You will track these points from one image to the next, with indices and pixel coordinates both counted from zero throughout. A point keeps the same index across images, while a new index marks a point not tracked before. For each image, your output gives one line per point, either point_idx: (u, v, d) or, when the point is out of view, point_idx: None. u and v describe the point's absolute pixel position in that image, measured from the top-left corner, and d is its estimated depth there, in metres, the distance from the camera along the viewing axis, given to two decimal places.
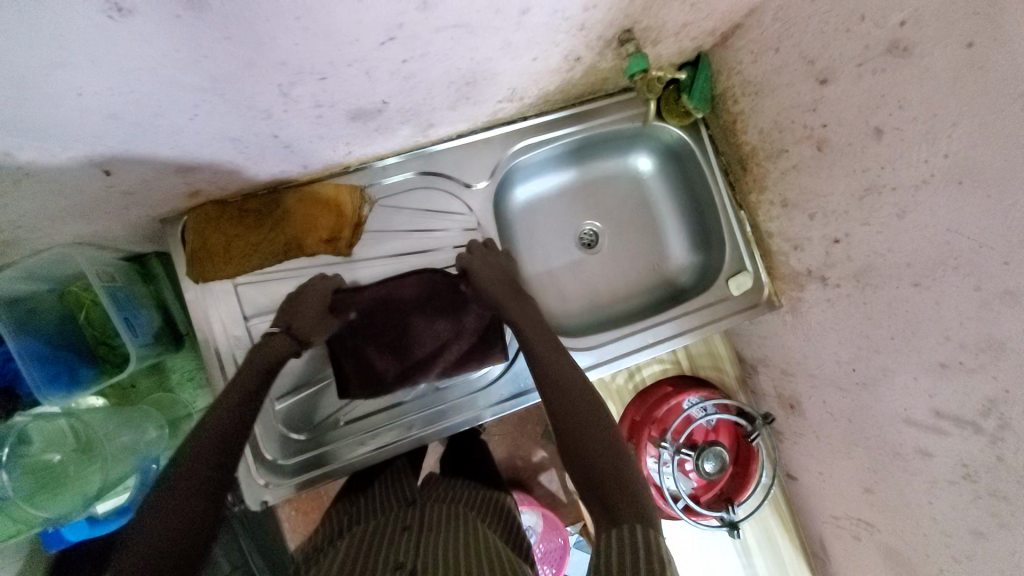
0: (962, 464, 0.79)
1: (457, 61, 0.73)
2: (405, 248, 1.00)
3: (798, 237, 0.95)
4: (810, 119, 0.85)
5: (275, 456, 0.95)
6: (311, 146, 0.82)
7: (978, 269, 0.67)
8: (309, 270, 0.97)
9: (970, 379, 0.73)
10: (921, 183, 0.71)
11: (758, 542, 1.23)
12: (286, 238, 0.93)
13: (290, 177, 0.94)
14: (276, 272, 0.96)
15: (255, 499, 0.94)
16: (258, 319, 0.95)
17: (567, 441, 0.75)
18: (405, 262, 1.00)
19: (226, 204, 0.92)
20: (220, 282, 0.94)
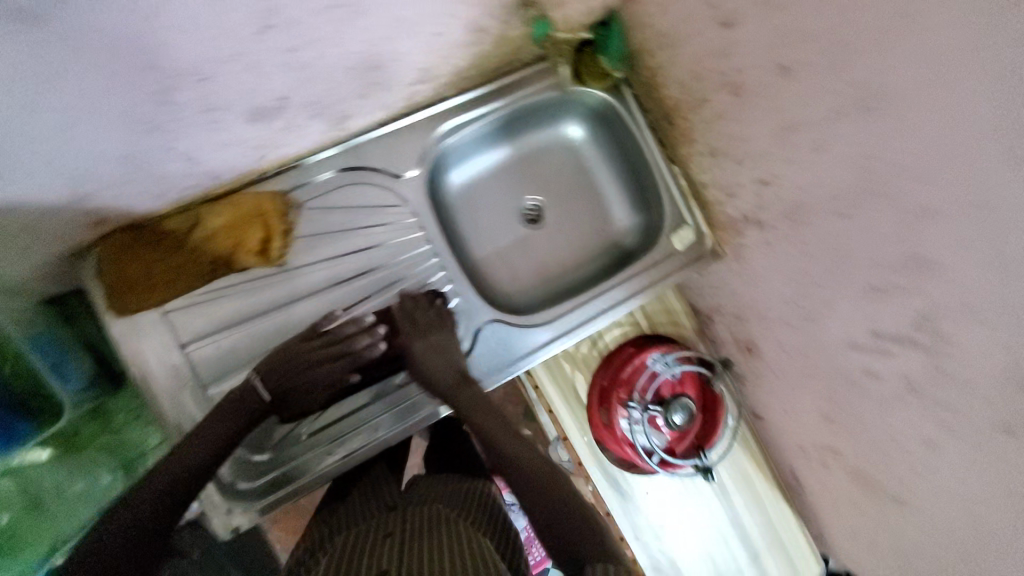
0: (906, 380, 0.82)
1: (352, 44, 0.70)
2: (341, 250, 0.95)
3: (730, 183, 0.96)
4: (723, 64, 0.85)
5: (237, 481, 0.90)
6: (215, 155, 0.77)
7: (893, 190, 0.68)
8: (241, 287, 0.91)
9: (901, 298, 0.75)
10: (831, 113, 0.72)
11: (736, 484, 1.27)
12: (211, 256, 0.88)
13: (205, 192, 0.89)
14: (205, 294, 0.89)
15: (224, 526, 0.90)
16: (195, 345, 0.88)
17: (529, 511, 0.82)
18: (344, 264, 0.95)
19: (142, 230, 0.86)
20: (147, 314, 0.87)
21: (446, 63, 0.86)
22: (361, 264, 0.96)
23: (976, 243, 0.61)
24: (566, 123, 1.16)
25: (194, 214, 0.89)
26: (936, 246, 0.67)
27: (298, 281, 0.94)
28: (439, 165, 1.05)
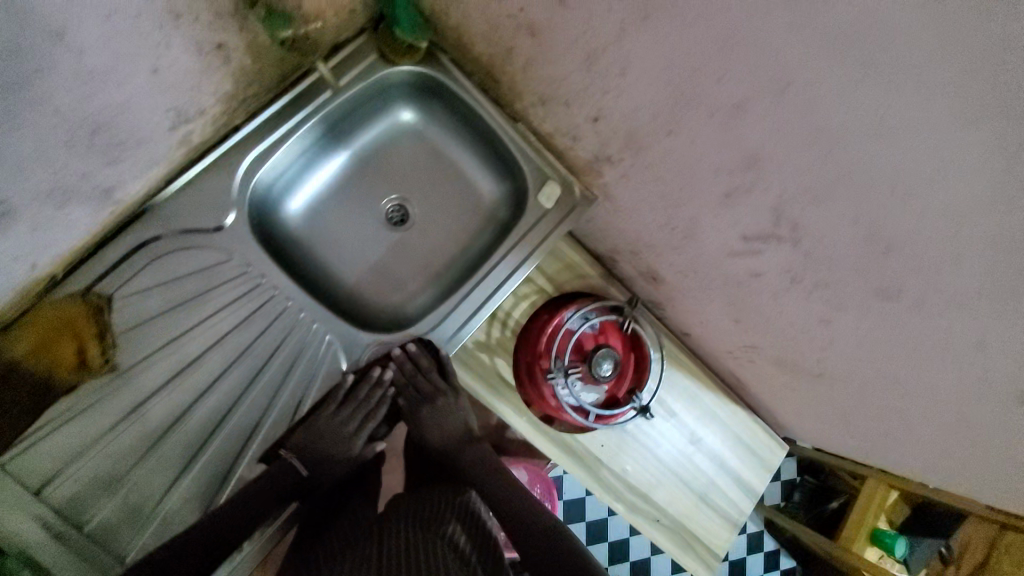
0: (785, 272, 0.82)
1: (56, 126, 0.57)
2: (177, 331, 0.82)
3: (570, 127, 0.90)
4: (509, 7, 0.76)
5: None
6: None
7: (705, 95, 0.64)
8: (75, 412, 0.78)
9: (751, 199, 0.73)
10: (621, 33, 0.65)
11: (684, 405, 1.28)
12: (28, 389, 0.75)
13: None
14: (35, 436, 0.76)
15: None
16: (47, 493, 0.76)
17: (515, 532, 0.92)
18: (187, 345, 0.82)
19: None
20: None
21: (212, 93, 0.74)
22: (210, 337, 0.83)
23: (793, 125, 0.58)
24: (396, 109, 1.05)
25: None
26: (761, 140, 0.63)
27: (140, 381, 0.80)
28: (265, 203, 0.92)
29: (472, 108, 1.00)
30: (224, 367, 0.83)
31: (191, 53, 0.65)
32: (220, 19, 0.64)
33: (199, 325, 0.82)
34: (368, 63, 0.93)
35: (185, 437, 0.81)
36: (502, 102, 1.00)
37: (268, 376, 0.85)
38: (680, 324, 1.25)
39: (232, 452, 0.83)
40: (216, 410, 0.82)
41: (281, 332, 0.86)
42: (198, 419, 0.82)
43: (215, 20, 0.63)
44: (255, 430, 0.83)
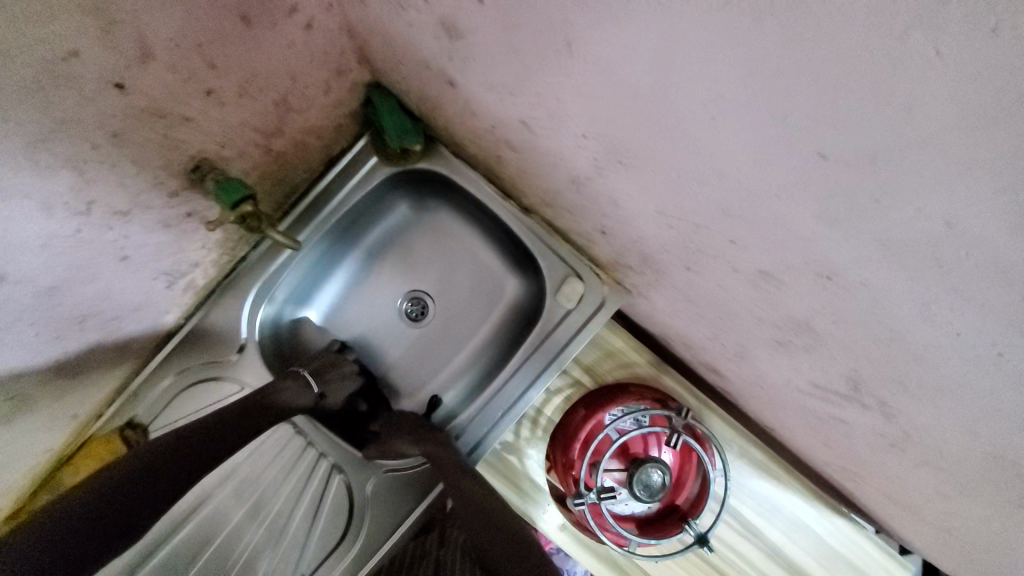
0: (880, 435, 0.59)
1: (33, 341, 0.59)
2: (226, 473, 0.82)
3: (581, 231, 0.74)
4: (481, 121, 0.62)
5: (300, 494, 0.86)
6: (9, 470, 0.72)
7: (719, 250, 0.45)
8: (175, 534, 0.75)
9: (814, 357, 0.52)
10: (599, 167, 0.48)
11: (760, 513, 1.04)
12: None
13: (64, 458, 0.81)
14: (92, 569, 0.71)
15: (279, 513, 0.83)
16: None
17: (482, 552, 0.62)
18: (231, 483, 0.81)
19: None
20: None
21: (199, 247, 0.72)
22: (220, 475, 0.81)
23: (850, 315, 0.39)
24: (405, 205, 0.96)
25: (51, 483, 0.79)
26: (808, 312, 0.44)
27: (210, 520, 0.78)
28: (278, 326, 0.92)
29: (481, 199, 0.89)
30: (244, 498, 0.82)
31: (155, 231, 0.62)
32: (176, 196, 0.61)
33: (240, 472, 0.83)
34: (364, 170, 0.86)
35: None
36: (512, 191, 0.88)
37: (294, 516, 0.84)
38: (756, 418, 1.02)
39: (302, 538, 0.84)
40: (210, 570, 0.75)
41: (292, 458, 0.88)
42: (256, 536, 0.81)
43: (172, 198, 0.60)
44: (315, 516, 0.86)
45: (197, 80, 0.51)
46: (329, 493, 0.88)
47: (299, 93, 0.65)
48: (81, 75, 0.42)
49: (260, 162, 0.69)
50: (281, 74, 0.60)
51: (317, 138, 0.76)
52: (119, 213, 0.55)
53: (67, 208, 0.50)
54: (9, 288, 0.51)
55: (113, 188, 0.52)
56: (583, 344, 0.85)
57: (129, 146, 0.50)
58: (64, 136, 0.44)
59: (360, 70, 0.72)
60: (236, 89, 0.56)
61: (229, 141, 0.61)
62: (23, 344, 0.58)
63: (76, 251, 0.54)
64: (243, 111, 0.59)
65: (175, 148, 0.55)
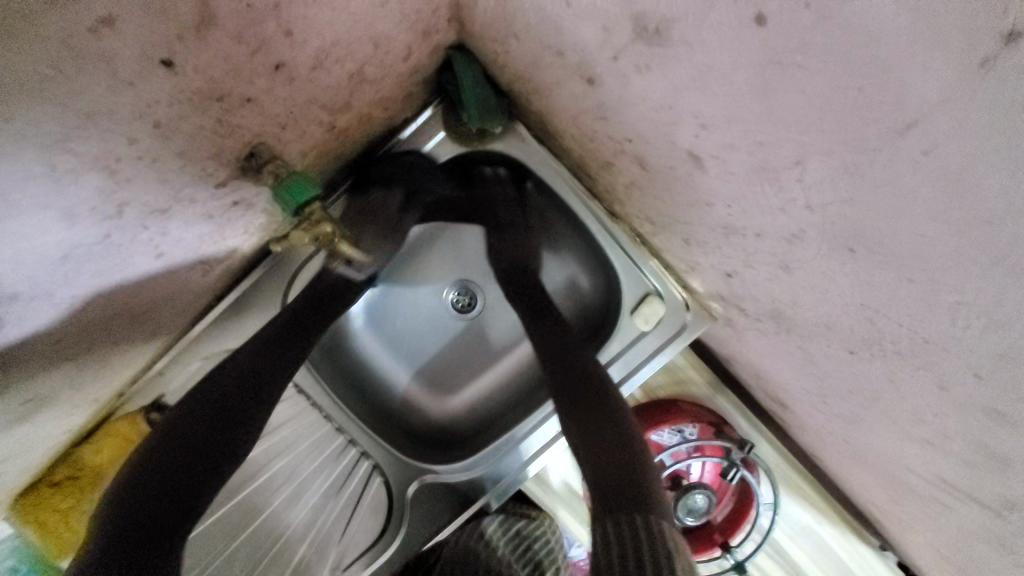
0: (1001, 539, 0.53)
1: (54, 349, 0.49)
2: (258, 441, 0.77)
3: (687, 258, 0.64)
4: (611, 128, 0.50)
5: (334, 488, 0.82)
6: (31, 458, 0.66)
7: (932, 366, 0.36)
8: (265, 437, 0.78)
9: (977, 473, 0.45)
10: (791, 238, 0.38)
11: (791, 538, 1.03)
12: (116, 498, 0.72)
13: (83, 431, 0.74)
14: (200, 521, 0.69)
15: (310, 477, 0.81)
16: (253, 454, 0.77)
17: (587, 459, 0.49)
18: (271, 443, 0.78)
19: (6, 510, 0.70)
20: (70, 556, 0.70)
21: (241, 233, 0.61)
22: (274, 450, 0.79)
23: None
24: None
25: (70, 458, 0.72)
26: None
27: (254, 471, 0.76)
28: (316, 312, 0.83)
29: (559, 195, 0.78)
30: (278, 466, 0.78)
31: (196, 223, 0.51)
32: (225, 186, 0.48)
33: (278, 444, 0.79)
34: (430, 145, 0.73)
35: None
36: (597, 190, 0.76)
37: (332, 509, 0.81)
38: (806, 449, 0.98)
39: (337, 532, 0.81)
40: (249, 548, 0.73)
41: (337, 450, 0.84)
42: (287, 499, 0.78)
43: (220, 189, 0.48)
44: (354, 511, 0.82)
45: (265, 52, 0.37)
46: (363, 493, 0.83)
47: (379, 59, 0.51)
48: (116, 51, 0.28)
49: (321, 141, 0.56)
50: (365, 40, 0.46)
51: (384, 109, 0.62)
52: (156, 211, 0.44)
53: (94, 213, 0.38)
54: (24, 306, 0.40)
55: (150, 185, 0.40)
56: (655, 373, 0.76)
57: (175, 137, 0.38)
58: (93, 132, 0.32)
59: (449, 30, 0.57)
60: (310, 62, 0.42)
61: (292, 122, 0.48)
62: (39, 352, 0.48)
63: (104, 257, 0.43)
64: (313, 87, 0.46)
65: (230, 134, 0.42)
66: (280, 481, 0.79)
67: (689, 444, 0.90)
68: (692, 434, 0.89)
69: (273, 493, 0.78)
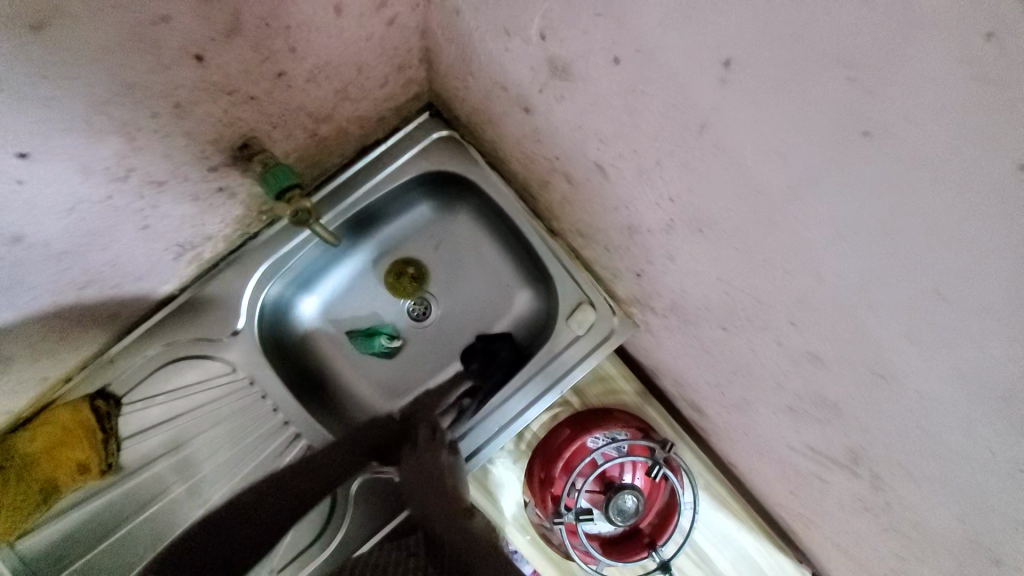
0: (860, 498, 0.64)
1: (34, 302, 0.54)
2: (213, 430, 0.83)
3: (610, 266, 0.77)
4: (544, 150, 0.63)
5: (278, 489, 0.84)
6: None
7: (770, 324, 0.48)
8: (215, 428, 0.83)
9: (824, 428, 0.57)
10: (669, 228, 0.51)
11: (713, 545, 1.11)
12: (39, 485, 0.73)
13: (24, 417, 0.76)
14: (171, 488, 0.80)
15: (254, 472, 0.84)
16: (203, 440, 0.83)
17: None
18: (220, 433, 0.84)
19: None
20: None
21: (219, 222, 0.67)
22: (222, 441, 0.84)
23: (888, 408, 0.42)
24: (427, 205, 0.95)
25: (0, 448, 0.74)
26: (842, 393, 0.47)
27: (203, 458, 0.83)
28: (276, 312, 0.89)
29: (507, 214, 0.90)
30: (226, 456, 0.84)
31: (183, 202, 0.58)
32: (216, 171, 0.57)
33: (226, 437, 0.84)
34: (397, 164, 0.84)
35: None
36: (539, 211, 0.89)
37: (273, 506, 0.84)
38: (724, 456, 1.08)
39: (277, 528, 0.83)
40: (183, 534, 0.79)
41: (280, 449, 0.85)
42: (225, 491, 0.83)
43: (211, 172, 0.56)
44: (295, 508, 0.84)
45: (272, 60, 0.48)
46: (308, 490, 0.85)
47: (359, 83, 0.63)
48: (165, 41, 0.38)
49: (303, 146, 0.66)
50: (351, 64, 0.57)
51: (359, 127, 0.73)
52: (155, 182, 0.51)
53: (106, 172, 0.46)
54: (22, 250, 0.47)
55: (158, 157, 0.48)
56: (586, 372, 0.86)
57: (188, 117, 0.47)
58: (127, 99, 0.41)
59: (418, 67, 0.70)
60: (305, 75, 0.53)
61: (282, 123, 0.58)
62: (16, 306, 0.52)
63: (101, 218, 0.50)
64: (303, 96, 0.56)
65: (231, 124, 0.52)
66: (224, 470, 0.83)
67: (618, 446, 0.98)
68: (623, 436, 0.98)
69: (218, 482, 0.83)
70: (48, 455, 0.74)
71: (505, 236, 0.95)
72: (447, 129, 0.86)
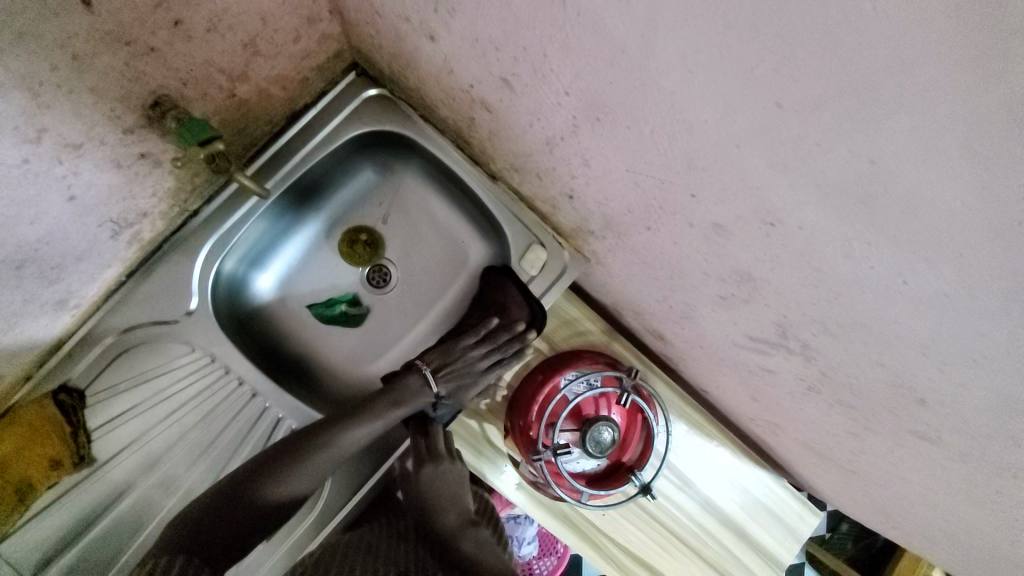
0: (803, 380, 0.66)
1: None
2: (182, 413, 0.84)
3: (548, 197, 0.79)
4: (459, 81, 0.64)
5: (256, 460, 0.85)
6: None
7: (679, 205, 0.51)
8: (185, 409, 0.84)
9: (752, 308, 0.59)
10: (574, 128, 0.53)
11: (693, 469, 1.11)
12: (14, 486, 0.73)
13: None
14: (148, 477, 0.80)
15: (229, 448, 0.85)
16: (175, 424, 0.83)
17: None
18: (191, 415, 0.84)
19: None
20: None
21: (150, 194, 0.68)
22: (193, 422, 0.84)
23: (787, 259, 0.45)
24: (370, 169, 0.95)
25: None
26: (752, 261, 0.50)
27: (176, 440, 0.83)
28: (230, 289, 0.90)
29: (447, 166, 0.91)
30: (200, 436, 0.84)
31: (106, 170, 0.59)
32: (132, 133, 0.57)
33: (197, 417, 0.84)
34: (330, 127, 0.85)
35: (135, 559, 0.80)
36: (478, 158, 0.90)
37: None
38: (695, 382, 1.12)
39: None
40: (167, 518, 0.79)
41: (253, 418, 0.87)
42: (203, 470, 0.83)
43: (127, 135, 0.57)
44: None
45: (165, 6, 0.49)
46: None
47: (268, 36, 0.63)
48: None
49: (224, 108, 0.66)
50: (253, 13, 0.58)
51: (282, 88, 0.74)
52: (70, 145, 0.52)
53: (14, 132, 0.47)
54: None
55: (66, 116, 0.49)
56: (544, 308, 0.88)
57: (89, 71, 0.48)
58: (19, 50, 0.42)
59: (331, 20, 0.71)
60: (205, 24, 0.54)
61: (193, 80, 0.58)
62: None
63: (20, 185, 0.51)
64: (209, 48, 0.57)
65: (136, 79, 0.53)
66: (199, 449, 0.84)
67: (587, 381, 1.00)
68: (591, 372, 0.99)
69: (195, 462, 0.83)
70: (17, 455, 0.74)
71: (450, 190, 0.96)
72: (375, 87, 0.86)
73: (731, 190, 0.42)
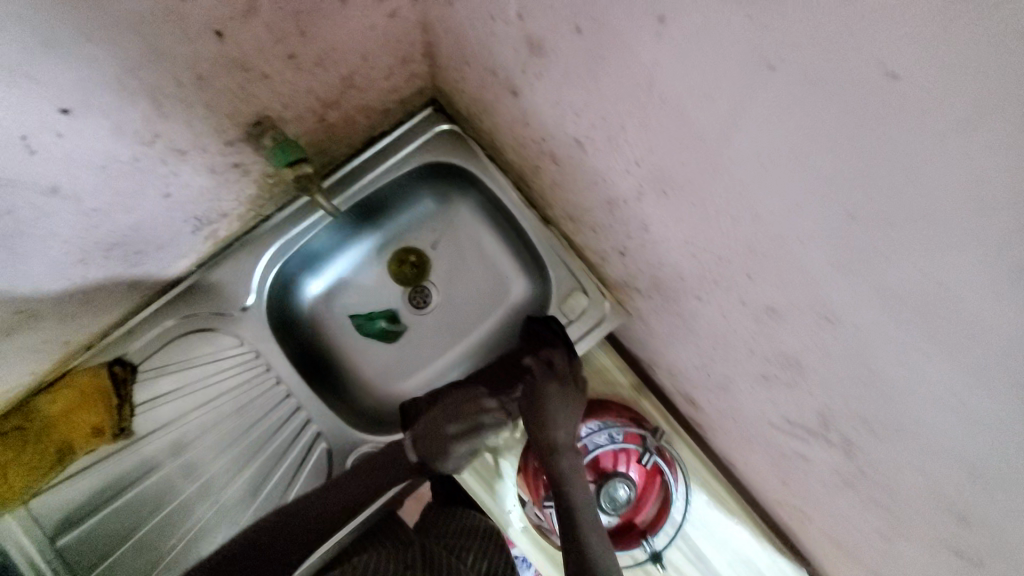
0: (840, 475, 0.63)
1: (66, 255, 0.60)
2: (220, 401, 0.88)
3: (598, 249, 0.80)
4: (532, 133, 0.68)
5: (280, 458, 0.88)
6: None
7: (734, 282, 0.51)
8: (224, 399, 0.88)
9: (794, 392, 0.58)
10: (639, 194, 0.55)
11: (709, 544, 1.06)
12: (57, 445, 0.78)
13: (47, 382, 0.82)
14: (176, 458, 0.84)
15: (257, 442, 0.88)
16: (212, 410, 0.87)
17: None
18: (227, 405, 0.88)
19: None
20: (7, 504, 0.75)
21: (234, 198, 0.74)
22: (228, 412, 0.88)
23: (839, 354, 0.45)
24: (430, 196, 1.00)
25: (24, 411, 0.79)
26: (801, 348, 0.50)
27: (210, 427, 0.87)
28: (283, 291, 0.95)
29: (503, 204, 0.95)
30: (232, 426, 0.88)
31: (202, 174, 0.65)
32: (232, 145, 0.63)
33: (232, 408, 0.88)
34: (401, 155, 0.91)
35: (153, 534, 0.83)
36: (535, 201, 0.94)
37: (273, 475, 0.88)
38: (720, 452, 1.08)
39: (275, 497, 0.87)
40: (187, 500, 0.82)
41: (284, 417, 0.90)
42: (229, 459, 0.87)
43: (227, 146, 0.63)
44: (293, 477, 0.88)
45: (284, 42, 0.54)
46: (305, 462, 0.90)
47: (364, 72, 0.69)
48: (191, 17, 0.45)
49: (313, 130, 0.72)
50: (357, 52, 0.64)
51: (366, 117, 0.80)
52: (178, 150, 0.58)
53: (135, 134, 0.53)
54: (59, 202, 0.54)
55: (181, 125, 0.55)
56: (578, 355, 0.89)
57: (209, 89, 0.54)
58: (158, 68, 0.48)
59: (422, 62, 0.77)
60: (314, 58, 0.60)
61: (293, 104, 0.64)
62: (51, 259, 0.59)
63: (130, 179, 0.57)
64: (313, 79, 0.63)
65: (246, 100, 0.58)
66: (229, 439, 0.87)
67: (611, 434, 1.00)
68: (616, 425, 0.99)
69: (223, 451, 0.87)
70: (67, 417, 0.79)
71: (502, 227, 0.99)
72: (449, 124, 0.92)
73: (790, 279, 0.43)
